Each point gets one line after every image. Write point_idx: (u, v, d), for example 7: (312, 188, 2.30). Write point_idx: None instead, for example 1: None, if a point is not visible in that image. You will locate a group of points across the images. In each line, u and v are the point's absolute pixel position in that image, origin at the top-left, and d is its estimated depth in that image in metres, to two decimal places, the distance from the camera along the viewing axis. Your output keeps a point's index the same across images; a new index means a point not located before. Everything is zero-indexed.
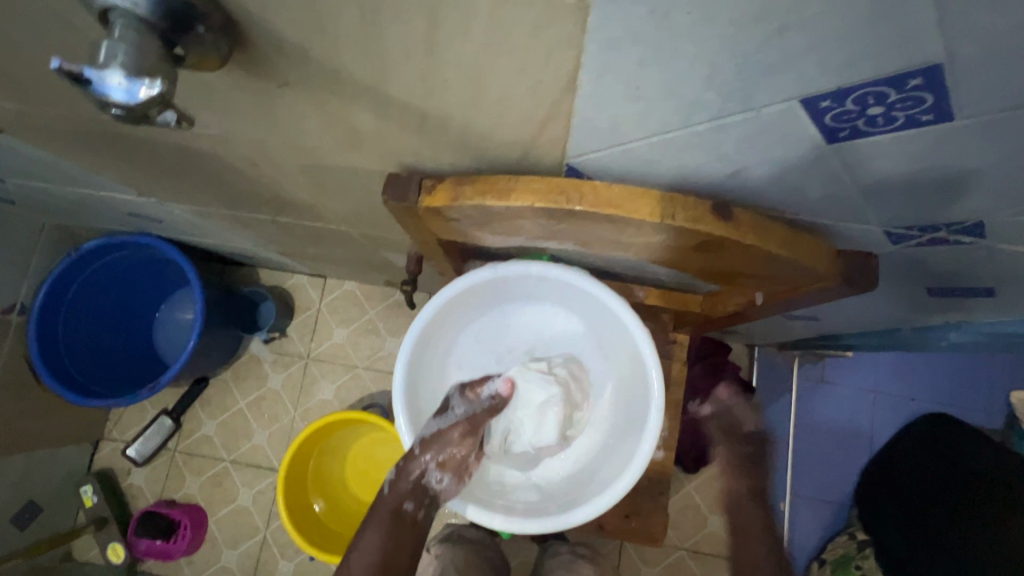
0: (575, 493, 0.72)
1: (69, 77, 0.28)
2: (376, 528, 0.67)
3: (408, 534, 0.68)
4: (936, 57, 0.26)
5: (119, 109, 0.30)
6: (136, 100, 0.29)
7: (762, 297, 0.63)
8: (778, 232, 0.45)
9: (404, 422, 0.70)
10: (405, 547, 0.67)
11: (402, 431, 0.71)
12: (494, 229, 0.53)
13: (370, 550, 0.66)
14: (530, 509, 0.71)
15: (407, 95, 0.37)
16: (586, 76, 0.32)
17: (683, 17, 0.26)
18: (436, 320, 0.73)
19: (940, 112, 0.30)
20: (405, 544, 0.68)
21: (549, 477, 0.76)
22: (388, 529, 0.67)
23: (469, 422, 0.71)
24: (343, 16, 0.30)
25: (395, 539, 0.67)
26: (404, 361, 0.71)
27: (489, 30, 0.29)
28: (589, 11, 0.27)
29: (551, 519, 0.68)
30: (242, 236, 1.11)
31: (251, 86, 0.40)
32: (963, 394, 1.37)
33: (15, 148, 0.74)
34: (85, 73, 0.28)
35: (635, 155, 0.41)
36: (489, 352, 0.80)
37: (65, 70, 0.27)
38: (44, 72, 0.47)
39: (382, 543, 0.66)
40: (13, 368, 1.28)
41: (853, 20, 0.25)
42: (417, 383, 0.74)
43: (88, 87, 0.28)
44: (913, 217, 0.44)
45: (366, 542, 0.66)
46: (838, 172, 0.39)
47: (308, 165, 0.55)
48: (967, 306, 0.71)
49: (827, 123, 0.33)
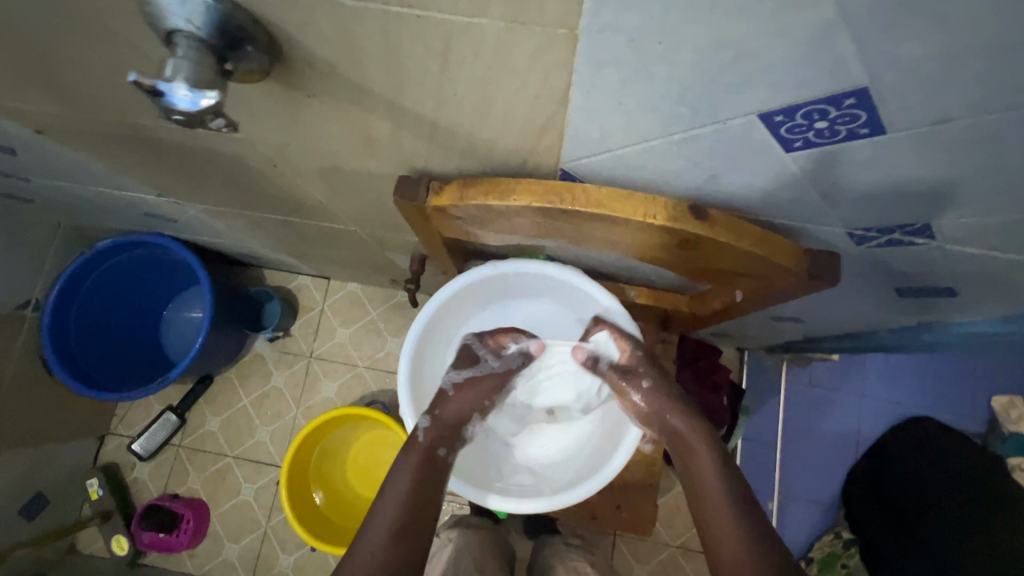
0: (567, 477, 0.77)
1: (143, 88, 0.33)
2: (406, 468, 0.61)
3: (442, 478, 0.63)
4: (862, 81, 0.31)
5: (180, 115, 0.35)
6: (197, 108, 0.35)
7: (742, 294, 0.68)
8: (750, 232, 0.50)
9: (409, 408, 0.75)
10: (439, 491, 0.61)
11: (407, 417, 0.75)
12: (495, 228, 0.58)
13: (402, 493, 0.59)
14: (526, 489, 0.76)
15: (421, 107, 0.43)
16: (576, 92, 0.37)
17: (655, 45, 0.31)
18: (439, 309, 0.78)
19: (874, 125, 0.35)
20: (440, 489, 0.62)
21: (542, 458, 0.81)
22: (421, 470, 0.62)
23: (501, 377, 0.73)
24: (371, 39, 0.35)
25: (430, 481, 0.61)
26: (410, 349, 0.76)
27: (494, 53, 0.34)
28: (578, 39, 0.32)
29: (545, 500, 0.73)
30: (252, 237, 1.15)
31: (282, 96, 0.45)
32: (946, 398, 1.42)
33: (48, 149, 0.79)
34: (156, 85, 0.33)
35: (621, 160, 0.46)
36: None
37: (142, 83, 0.33)
38: (93, 77, 0.52)
39: (415, 482, 0.60)
40: (26, 362, 1.32)
41: (795, 50, 0.30)
42: (422, 370, 0.79)
43: (158, 96, 0.34)
44: (870, 220, 0.50)
45: (395, 483, 0.59)
46: (799, 177, 0.44)
47: (325, 167, 0.60)
48: (935, 306, 0.76)
49: (783, 135, 0.38)
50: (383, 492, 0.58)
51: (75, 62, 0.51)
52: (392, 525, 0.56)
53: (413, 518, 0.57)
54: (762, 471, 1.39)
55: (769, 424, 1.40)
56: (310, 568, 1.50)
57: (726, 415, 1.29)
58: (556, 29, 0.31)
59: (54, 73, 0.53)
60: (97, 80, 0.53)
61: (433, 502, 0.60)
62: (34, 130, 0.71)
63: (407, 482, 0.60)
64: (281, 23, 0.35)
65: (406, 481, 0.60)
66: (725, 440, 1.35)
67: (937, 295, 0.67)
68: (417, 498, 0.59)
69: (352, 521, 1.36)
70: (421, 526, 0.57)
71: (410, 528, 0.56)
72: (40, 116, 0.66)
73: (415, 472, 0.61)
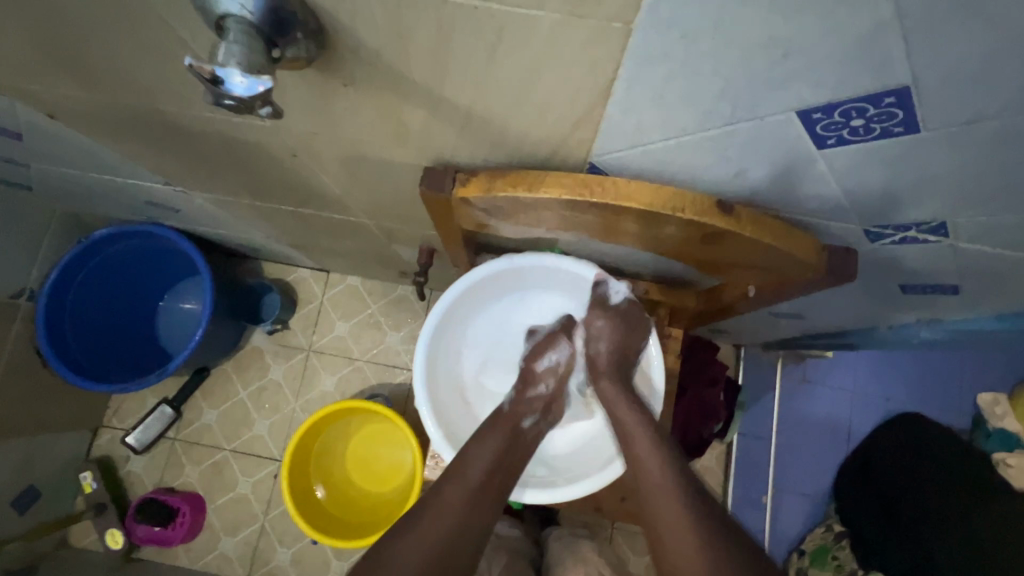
0: (579, 467, 0.80)
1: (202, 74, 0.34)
2: (490, 439, 0.72)
3: (522, 451, 0.74)
4: (905, 80, 0.32)
5: (232, 100, 0.35)
6: (251, 93, 0.35)
7: (754, 289, 0.70)
8: (772, 226, 0.52)
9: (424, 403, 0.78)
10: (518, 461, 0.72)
11: (423, 411, 0.78)
12: (518, 220, 0.59)
13: (484, 457, 0.69)
14: (545, 478, 0.78)
15: (459, 97, 0.43)
16: (618, 86, 0.38)
17: (707, 41, 0.32)
18: (471, 294, 0.82)
19: (909, 125, 0.37)
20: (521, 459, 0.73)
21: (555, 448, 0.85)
22: (505, 443, 0.72)
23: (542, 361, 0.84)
24: (421, 28, 0.36)
25: (510, 453, 0.72)
26: (429, 333, 0.79)
27: (544, 45, 0.35)
28: (631, 34, 0.33)
29: (559, 491, 0.76)
30: (256, 228, 1.15)
31: (318, 84, 0.45)
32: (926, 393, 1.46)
33: (58, 134, 0.78)
34: (215, 71, 0.34)
35: (651, 155, 0.47)
36: (501, 331, 0.88)
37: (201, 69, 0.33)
38: (122, 57, 0.52)
39: (498, 452, 0.70)
40: (20, 351, 1.30)
41: (843, 48, 0.31)
42: (438, 357, 0.82)
43: (215, 83, 0.34)
44: (888, 217, 0.51)
45: (482, 449, 0.70)
46: (825, 173, 0.45)
47: (348, 156, 0.61)
48: (936, 303, 0.79)
49: (818, 131, 0.39)
50: (470, 452, 0.69)
51: (106, 44, 0.50)
52: (475, 484, 0.65)
53: (490, 481, 0.67)
54: (757, 465, 1.41)
55: (765, 418, 1.43)
56: (309, 561, 1.49)
57: (722, 410, 1.32)
58: (610, 23, 0.32)
59: (82, 53, 0.53)
60: (123, 61, 0.53)
61: (513, 470, 0.71)
62: (47, 114, 0.71)
63: (491, 449, 0.70)
64: (332, 8, 0.35)
65: (491, 451, 0.70)
66: (722, 434, 1.37)
67: (940, 291, 0.69)
68: (497, 464, 0.69)
69: (352, 514, 1.36)
70: (499, 488, 0.67)
71: (488, 489, 0.66)
72: (57, 100, 0.66)
73: (499, 442, 0.72)
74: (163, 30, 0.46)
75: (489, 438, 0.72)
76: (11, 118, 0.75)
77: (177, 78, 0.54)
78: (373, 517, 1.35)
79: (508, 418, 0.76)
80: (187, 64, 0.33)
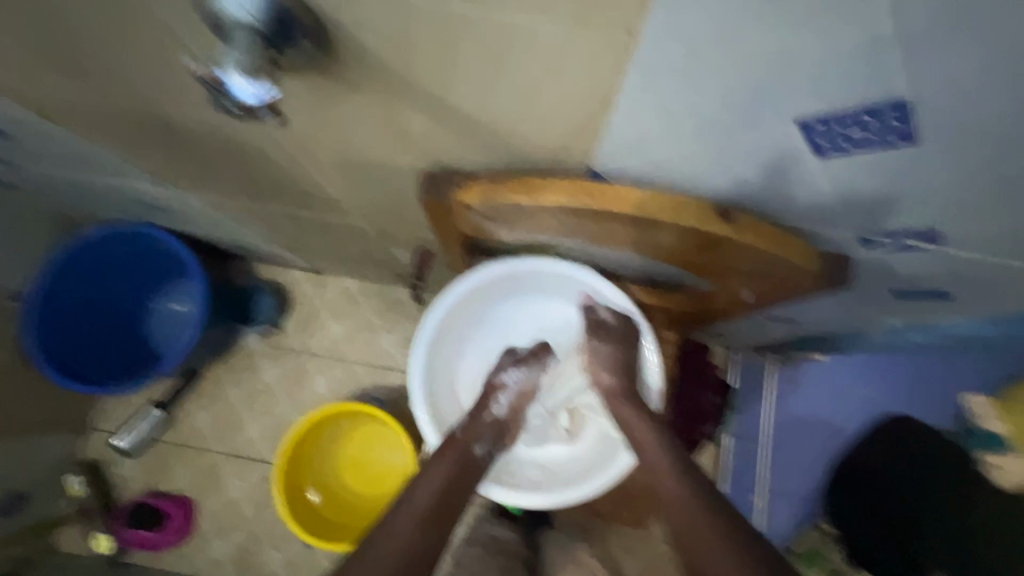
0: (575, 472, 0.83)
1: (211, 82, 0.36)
2: (441, 466, 0.67)
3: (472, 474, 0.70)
4: (904, 92, 0.34)
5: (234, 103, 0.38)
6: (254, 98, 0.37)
7: (750, 294, 0.71)
8: (770, 234, 0.52)
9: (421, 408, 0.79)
10: (468, 489, 0.67)
11: (420, 416, 0.80)
12: (518, 225, 0.59)
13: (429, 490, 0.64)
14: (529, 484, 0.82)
15: (462, 104, 0.43)
16: (622, 95, 0.39)
17: (712, 53, 0.33)
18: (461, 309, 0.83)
19: (906, 136, 0.38)
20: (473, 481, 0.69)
21: (550, 454, 0.87)
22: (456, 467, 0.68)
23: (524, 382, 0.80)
24: (428, 36, 0.36)
25: (462, 476, 0.68)
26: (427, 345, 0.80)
27: (550, 54, 0.35)
28: (636, 46, 0.34)
29: (554, 498, 0.78)
30: (249, 228, 1.13)
31: (319, 88, 0.45)
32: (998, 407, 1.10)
33: (50, 134, 0.77)
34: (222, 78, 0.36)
35: (652, 162, 0.47)
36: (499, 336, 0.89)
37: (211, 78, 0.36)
38: (116, 55, 0.51)
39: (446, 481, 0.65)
40: (7, 353, 1.28)
41: (844, 61, 0.32)
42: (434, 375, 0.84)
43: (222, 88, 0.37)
44: (883, 225, 0.52)
45: (432, 475, 0.65)
46: (822, 182, 0.46)
47: (346, 159, 0.60)
48: (926, 308, 0.80)
49: (817, 142, 0.40)
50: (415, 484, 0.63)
51: (100, 42, 0.50)
52: (421, 515, 0.60)
53: (441, 510, 0.61)
54: None
55: None
56: (302, 563, 1.48)
57: (715, 411, 1.33)
58: (617, 34, 0.33)
59: (73, 51, 0.52)
60: (120, 63, 0.53)
61: (457, 505, 0.64)
62: (36, 113, 0.69)
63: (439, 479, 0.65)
64: (338, 16, 0.35)
65: (441, 478, 0.65)
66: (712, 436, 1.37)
67: (930, 296, 0.70)
68: (446, 493, 0.64)
69: (344, 517, 1.35)
70: (446, 519, 0.61)
71: (437, 520, 0.60)
72: (47, 98, 0.65)
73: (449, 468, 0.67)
74: (160, 31, 0.46)
75: (435, 464, 0.67)
76: (2, 118, 0.74)
77: (175, 80, 0.53)
78: (366, 521, 1.33)
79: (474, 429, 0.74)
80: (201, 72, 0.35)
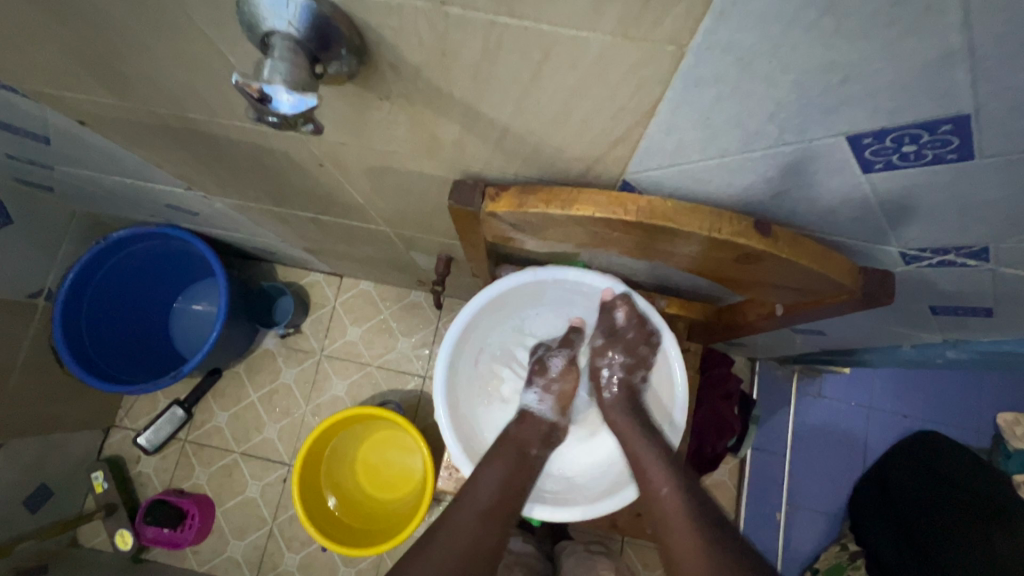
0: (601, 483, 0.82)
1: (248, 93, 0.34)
2: (498, 464, 0.76)
3: (528, 473, 0.78)
4: (966, 108, 0.32)
5: (277, 116, 0.36)
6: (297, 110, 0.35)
7: (782, 308, 0.69)
8: (810, 249, 0.51)
9: (449, 429, 0.80)
10: (524, 482, 0.76)
11: (448, 437, 0.80)
12: (546, 236, 0.58)
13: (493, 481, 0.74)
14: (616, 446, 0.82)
15: (497, 113, 0.43)
16: (664, 107, 0.38)
17: (763, 65, 0.32)
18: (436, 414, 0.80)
19: (964, 152, 0.36)
20: (528, 481, 0.77)
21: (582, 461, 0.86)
22: (512, 466, 0.76)
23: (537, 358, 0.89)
24: (468, 46, 0.36)
25: (518, 475, 0.76)
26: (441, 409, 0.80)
27: (593, 65, 0.35)
28: (684, 56, 0.33)
29: (588, 509, 0.77)
30: (272, 232, 1.15)
31: (353, 97, 0.45)
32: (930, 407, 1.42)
33: (87, 140, 0.78)
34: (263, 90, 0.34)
35: (690, 174, 0.47)
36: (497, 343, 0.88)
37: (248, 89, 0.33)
38: (153, 63, 0.52)
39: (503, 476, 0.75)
40: (38, 351, 1.31)
41: (902, 75, 0.31)
42: (455, 393, 0.83)
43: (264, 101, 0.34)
44: (928, 241, 0.50)
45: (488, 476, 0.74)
46: (869, 198, 0.45)
47: (375, 167, 0.61)
48: (968, 326, 0.77)
49: (867, 156, 0.39)
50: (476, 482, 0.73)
51: (145, 55, 0.51)
52: (479, 514, 0.70)
53: (497, 506, 0.72)
54: (771, 481, 1.41)
55: (778, 435, 1.43)
56: (317, 566, 1.48)
57: (736, 424, 1.31)
58: (663, 45, 0.32)
59: (117, 63, 0.54)
60: (161, 73, 0.53)
61: (520, 491, 0.75)
62: (77, 120, 0.71)
63: (498, 476, 0.74)
64: (378, 26, 0.36)
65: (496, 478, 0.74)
66: (734, 449, 1.35)
67: (971, 314, 0.68)
68: (503, 490, 0.74)
69: (363, 522, 1.35)
70: (505, 514, 0.72)
71: (494, 515, 0.71)
72: (88, 106, 0.66)
73: (505, 469, 0.76)
74: (195, 38, 0.46)
75: (493, 463, 0.76)
76: (44, 126, 0.77)
77: (212, 89, 0.54)
78: (388, 524, 1.34)
79: (511, 444, 0.79)
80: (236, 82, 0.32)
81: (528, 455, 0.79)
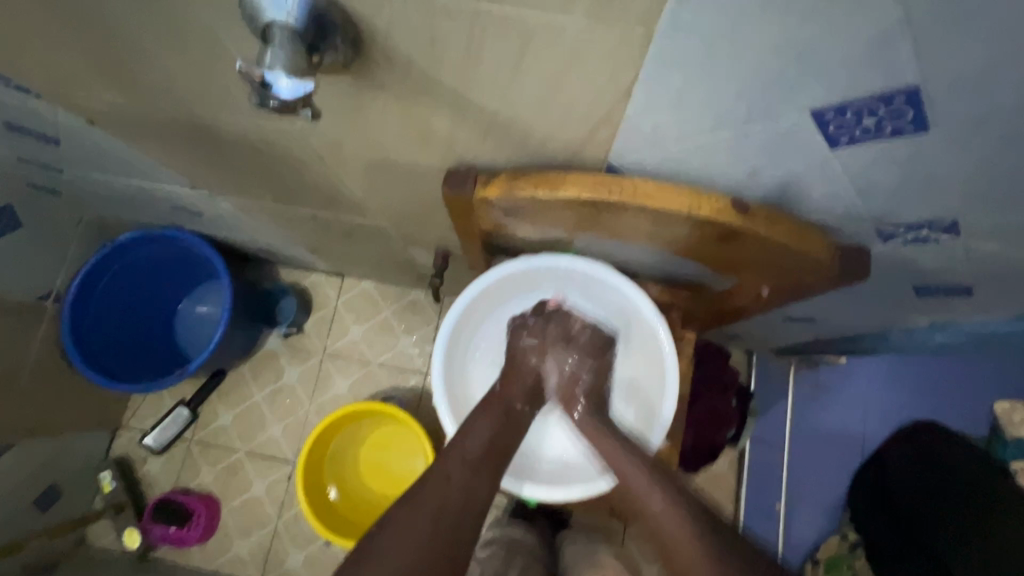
0: (605, 461, 0.84)
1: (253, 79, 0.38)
2: (487, 421, 0.73)
3: (515, 429, 0.76)
4: (914, 80, 0.35)
5: (278, 101, 0.40)
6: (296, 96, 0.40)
7: (768, 290, 0.71)
8: (788, 226, 0.53)
9: (446, 409, 0.83)
10: (513, 439, 0.74)
11: (445, 418, 0.83)
12: (536, 220, 0.60)
13: (482, 435, 0.71)
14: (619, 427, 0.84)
15: (485, 100, 0.46)
16: (638, 88, 0.40)
17: (725, 45, 0.35)
18: (433, 389, 0.83)
19: (919, 123, 0.39)
20: (515, 437, 0.75)
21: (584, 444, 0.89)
22: (500, 423, 0.74)
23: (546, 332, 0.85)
24: (454, 35, 0.38)
25: (506, 431, 0.74)
26: (439, 389, 0.83)
27: (570, 48, 0.37)
28: (653, 38, 0.35)
29: (594, 484, 0.80)
30: (273, 231, 1.17)
31: (349, 87, 0.48)
32: None
33: (94, 139, 0.81)
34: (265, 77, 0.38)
35: (668, 155, 0.49)
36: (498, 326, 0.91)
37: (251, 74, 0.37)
38: (160, 61, 0.55)
39: (495, 431, 0.72)
40: (47, 352, 1.33)
41: (853, 51, 0.34)
42: (453, 376, 0.86)
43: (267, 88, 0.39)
44: (900, 217, 0.52)
45: (477, 433, 0.70)
46: (838, 174, 0.47)
47: (374, 159, 0.63)
48: (952, 306, 0.79)
49: (831, 131, 0.42)
50: (466, 432, 0.70)
51: (151, 51, 0.53)
52: (469, 466, 0.65)
53: (487, 459, 0.68)
54: None
55: None
56: (322, 562, 1.50)
57: (734, 416, 1.32)
58: (633, 28, 0.35)
59: (123, 61, 0.57)
60: (167, 69, 0.56)
61: (508, 448, 0.72)
62: (86, 120, 0.74)
63: (490, 429, 0.72)
64: (370, 17, 0.38)
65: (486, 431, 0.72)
66: (734, 441, 1.38)
67: (951, 293, 0.70)
68: (494, 443, 0.71)
69: (364, 515, 1.37)
70: (494, 466, 0.68)
71: (484, 468, 0.67)
72: (96, 105, 0.69)
73: (496, 423, 0.73)
74: (200, 33, 0.49)
75: (483, 417, 0.74)
76: (52, 126, 0.79)
77: (215, 83, 0.57)
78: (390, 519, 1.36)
79: (499, 405, 0.77)
80: (240, 68, 0.37)
81: (519, 410, 0.77)
